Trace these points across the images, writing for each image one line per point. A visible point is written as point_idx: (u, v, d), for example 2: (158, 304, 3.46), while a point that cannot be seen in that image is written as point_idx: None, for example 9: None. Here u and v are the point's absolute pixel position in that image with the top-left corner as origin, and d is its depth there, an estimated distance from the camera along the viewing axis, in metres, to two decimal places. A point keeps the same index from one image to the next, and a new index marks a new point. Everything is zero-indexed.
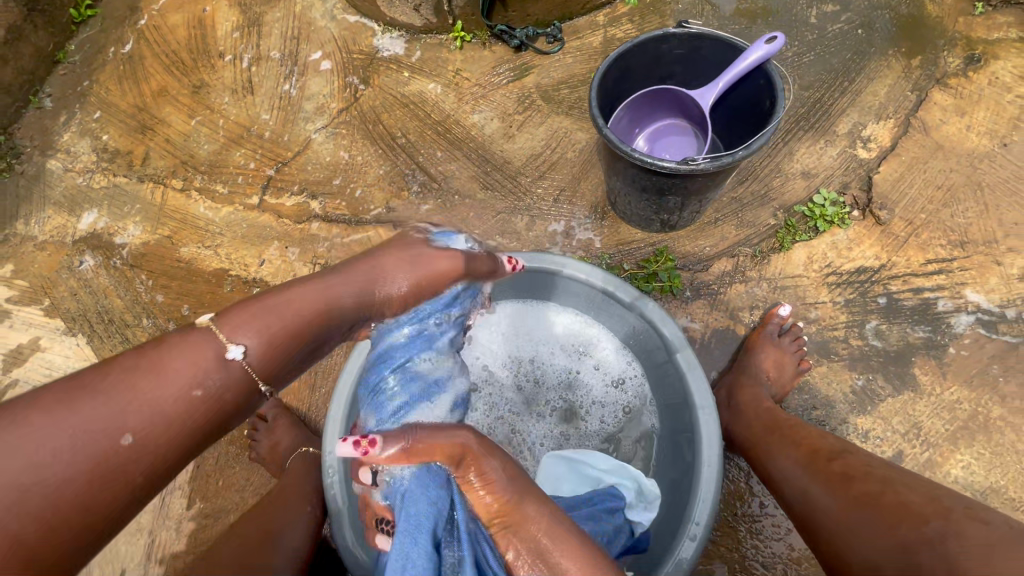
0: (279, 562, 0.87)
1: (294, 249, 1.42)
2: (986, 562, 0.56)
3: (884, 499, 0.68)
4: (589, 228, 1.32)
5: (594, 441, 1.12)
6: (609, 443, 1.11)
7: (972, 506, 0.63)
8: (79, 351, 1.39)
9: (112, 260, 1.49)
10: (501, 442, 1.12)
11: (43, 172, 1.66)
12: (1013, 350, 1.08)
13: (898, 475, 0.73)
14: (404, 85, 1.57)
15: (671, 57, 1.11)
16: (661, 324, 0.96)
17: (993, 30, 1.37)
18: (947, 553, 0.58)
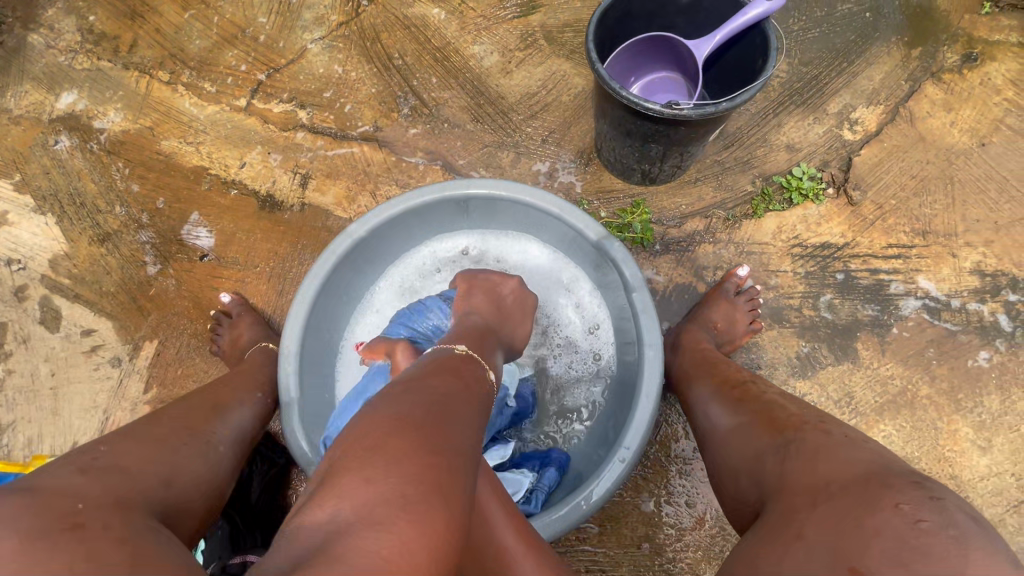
0: (221, 431, 0.94)
1: (277, 155, 1.40)
2: (812, 459, 0.63)
3: (762, 416, 0.78)
4: (573, 172, 1.33)
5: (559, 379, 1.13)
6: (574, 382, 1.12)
7: (827, 422, 0.70)
8: (47, 230, 1.37)
9: (89, 144, 1.46)
10: None
11: (24, 45, 1.59)
12: (952, 336, 1.13)
13: (787, 400, 0.82)
14: (407, 6, 1.53)
15: (675, 7, 1.11)
16: (623, 264, 0.99)
17: (995, 31, 1.38)
18: (786, 454, 0.67)
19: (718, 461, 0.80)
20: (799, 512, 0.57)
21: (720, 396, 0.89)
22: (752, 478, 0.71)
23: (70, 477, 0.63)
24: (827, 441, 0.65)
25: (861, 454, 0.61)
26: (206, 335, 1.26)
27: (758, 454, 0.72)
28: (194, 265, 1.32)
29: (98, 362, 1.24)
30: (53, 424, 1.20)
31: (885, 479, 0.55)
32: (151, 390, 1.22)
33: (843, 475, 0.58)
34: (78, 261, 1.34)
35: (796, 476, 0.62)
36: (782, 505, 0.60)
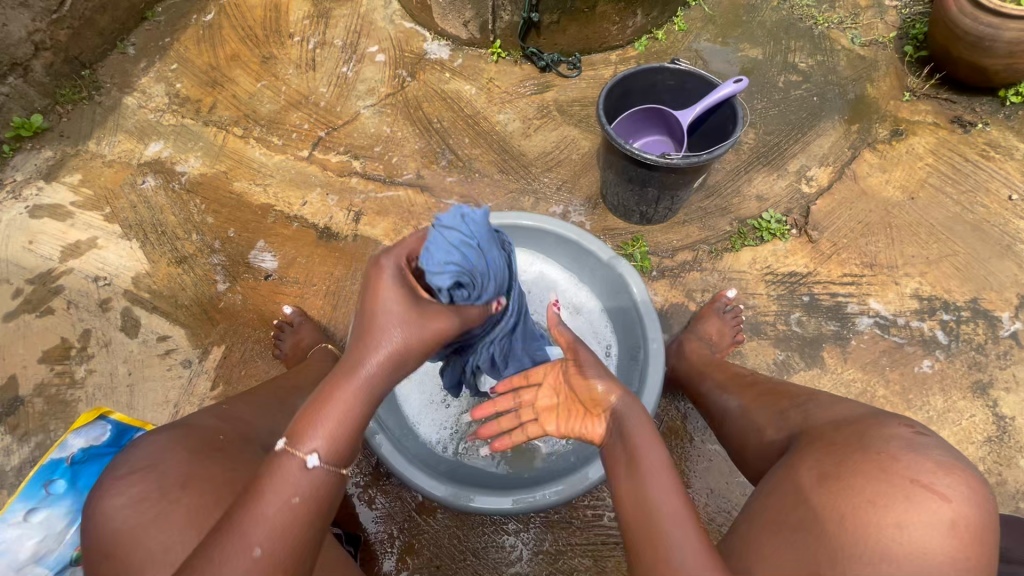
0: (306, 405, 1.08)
1: (334, 196, 1.67)
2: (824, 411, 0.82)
3: (771, 391, 0.98)
4: (583, 214, 1.61)
5: None
6: None
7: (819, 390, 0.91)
8: (131, 252, 1.59)
9: (171, 183, 1.72)
10: None
11: (119, 105, 1.89)
12: (899, 347, 1.37)
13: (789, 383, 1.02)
14: (444, 83, 1.88)
15: (664, 86, 1.44)
16: (628, 277, 1.24)
17: (915, 114, 1.75)
18: (801, 413, 0.86)
19: (742, 424, 0.97)
20: (824, 435, 0.75)
21: (727, 384, 1.08)
22: (774, 427, 0.89)
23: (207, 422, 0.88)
24: (833, 400, 0.85)
25: (856, 406, 0.81)
26: (268, 341, 1.45)
27: (779, 410, 0.91)
28: (259, 283, 1.54)
29: (171, 363, 1.42)
30: (128, 416, 1.36)
31: (880, 413, 0.74)
32: (216, 388, 1.39)
33: (855, 415, 0.77)
34: (157, 278, 1.55)
35: (817, 418, 0.81)
36: (807, 434, 0.79)
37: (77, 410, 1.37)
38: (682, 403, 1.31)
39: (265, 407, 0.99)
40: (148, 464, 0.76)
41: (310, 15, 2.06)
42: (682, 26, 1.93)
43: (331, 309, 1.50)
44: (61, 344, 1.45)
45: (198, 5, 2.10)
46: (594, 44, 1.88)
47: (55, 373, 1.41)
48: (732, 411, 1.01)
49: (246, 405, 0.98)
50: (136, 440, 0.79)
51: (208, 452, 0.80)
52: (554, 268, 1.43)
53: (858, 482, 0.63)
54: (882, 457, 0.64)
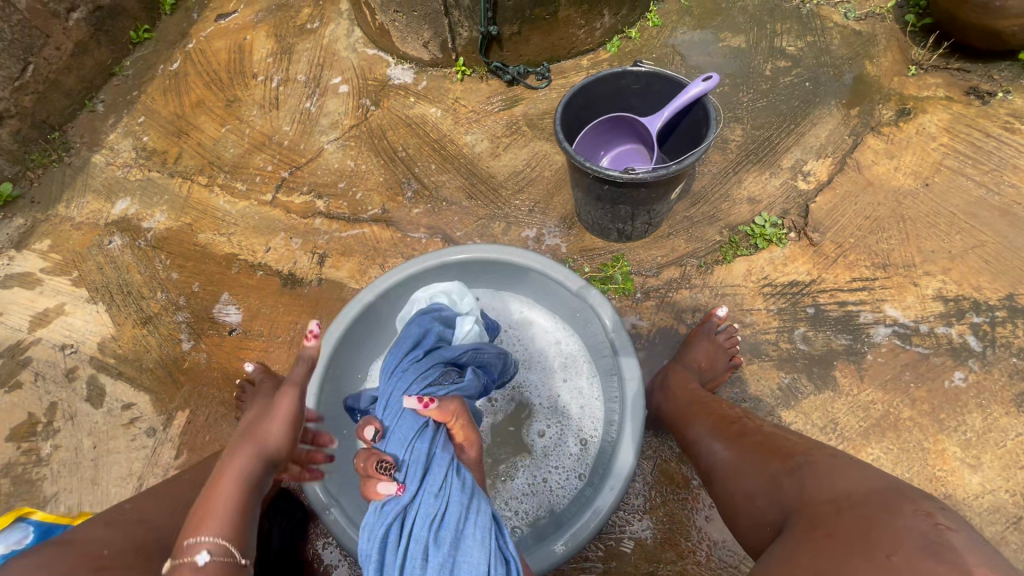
0: None
1: (298, 240, 1.60)
2: (827, 480, 0.65)
3: (767, 445, 0.81)
4: (558, 235, 1.49)
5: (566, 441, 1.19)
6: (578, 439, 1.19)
7: (830, 446, 0.74)
8: (98, 317, 1.55)
9: (137, 241, 1.68)
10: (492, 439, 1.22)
11: (88, 165, 1.87)
12: (924, 359, 1.20)
13: (787, 433, 0.85)
14: (409, 108, 1.79)
15: (630, 91, 1.31)
16: (600, 309, 1.12)
17: (924, 89, 1.57)
18: (800, 479, 0.69)
19: (728, 483, 0.82)
20: (823, 522, 0.59)
21: (719, 431, 0.92)
22: (770, 498, 0.72)
23: (98, 534, 0.78)
24: (838, 461, 0.68)
25: (870, 474, 0.64)
26: (232, 402, 1.39)
27: (774, 473, 0.74)
28: (224, 339, 1.48)
29: (135, 432, 1.37)
30: (92, 492, 1.31)
31: (898, 491, 0.58)
32: (181, 456, 1.34)
33: (865, 489, 0.61)
34: (122, 342, 1.51)
35: (816, 493, 0.65)
36: (803, 520, 0.62)
37: (42, 489, 1.33)
38: (675, 442, 1.17)
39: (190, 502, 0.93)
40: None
41: (273, 52, 2.01)
42: (657, 22, 1.79)
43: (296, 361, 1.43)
44: (28, 419, 1.42)
45: (164, 54, 2.08)
46: (563, 51, 1.77)
47: (21, 451, 1.38)
48: (720, 468, 0.86)
49: (164, 499, 0.91)
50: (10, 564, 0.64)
51: None
52: (536, 309, 1.30)
53: None
54: (892, 567, 0.49)
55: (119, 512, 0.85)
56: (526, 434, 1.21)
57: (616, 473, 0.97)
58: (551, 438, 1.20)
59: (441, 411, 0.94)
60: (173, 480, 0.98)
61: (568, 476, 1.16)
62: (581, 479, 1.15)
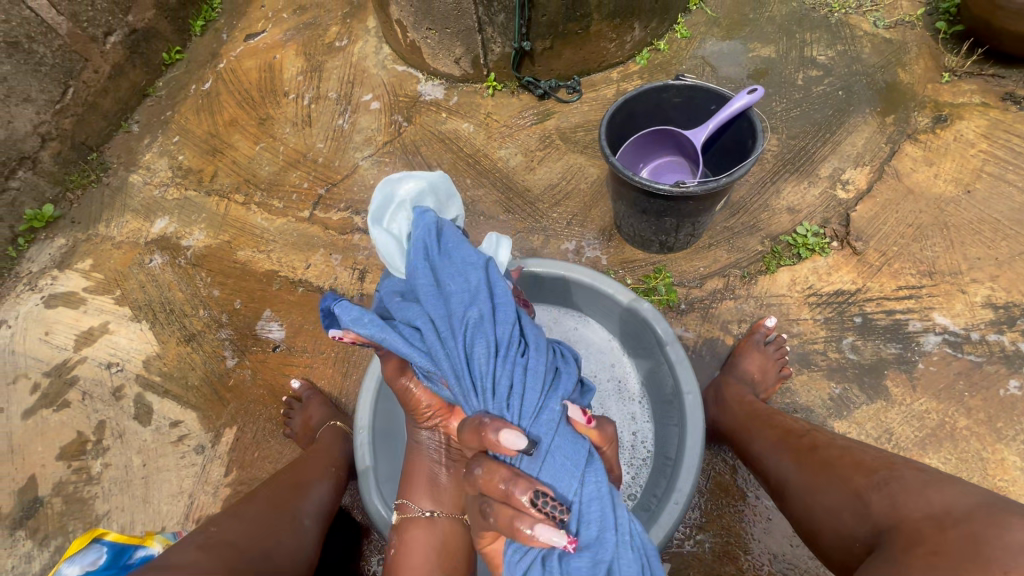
0: (307, 507, 1.02)
1: (337, 255, 1.61)
2: (923, 496, 0.66)
3: (842, 457, 0.81)
4: (598, 247, 1.49)
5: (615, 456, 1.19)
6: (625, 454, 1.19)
7: (912, 460, 0.74)
8: (142, 335, 1.57)
9: (178, 259, 1.70)
10: None
11: (125, 185, 1.90)
12: (977, 367, 1.20)
13: (857, 444, 0.85)
14: (441, 124, 1.81)
15: (670, 104, 1.32)
16: (653, 320, 1.12)
17: (958, 95, 1.57)
18: (890, 494, 0.69)
19: (806, 500, 0.82)
20: (927, 541, 0.60)
21: (786, 444, 0.92)
22: (856, 514, 0.72)
23: (193, 557, 0.76)
24: (930, 476, 0.68)
25: (967, 489, 0.64)
26: (280, 418, 1.40)
27: (858, 487, 0.74)
28: (268, 355, 1.49)
29: (184, 450, 1.39)
30: (144, 510, 1.33)
31: (1004, 507, 0.59)
32: (231, 473, 1.35)
33: (968, 506, 0.61)
34: (167, 359, 1.52)
35: (911, 511, 0.65)
36: (902, 539, 0.63)
37: (94, 507, 1.34)
38: (729, 454, 1.16)
39: (264, 524, 0.93)
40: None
41: (303, 70, 2.04)
42: (685, 33, 1.81)
43: (341, 377, 1.45)
44: (77, 438, 1.43)
45: (196, 74, 2.11)
46: (593, 64, 1.79)
47: (72, 469, 1.39)
48: (793, 483, 0.86)
49: (239, 522, 0.90)
50: None
51: None
52: (590, 326, 1.31)
53: None
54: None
55: (201, 535, 0.84)
56: None
57: (680, 487, 0.97)
58: None
59: (601, 432, 0.93)
60: (248, 497, 1.00)
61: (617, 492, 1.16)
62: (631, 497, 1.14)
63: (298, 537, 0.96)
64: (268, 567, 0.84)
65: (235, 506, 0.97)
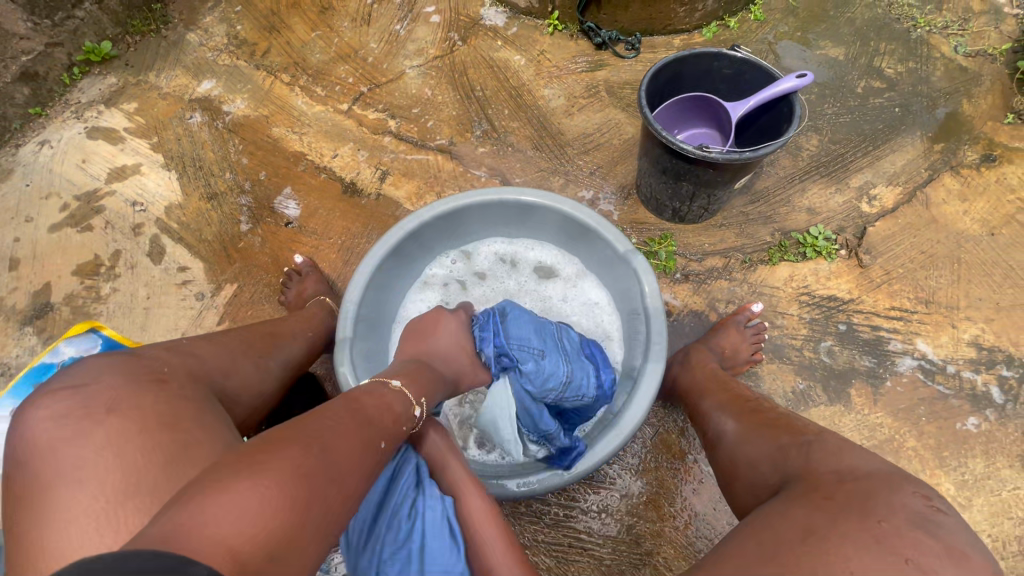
0: (277, 357, 1.05)
1: (364, 152, 1.66)
2: (834, 456, 0.75)
3: (777, 422, 0.90)
4: (612, 203, 1.52)
5: None
6: None
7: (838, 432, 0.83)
8: (169, 183, 1.65)
9: (216, 122, 1.75)
10: None
11: (182, 41, 1.92)
12: (942, 398, 1.22)
13: (797, 416, 0.93)
14: (494, 51, 1.80)
15: (720, 75, 1.31)
16: (642, 275, 1.16)
17: (1016, 139, 1.53)
18: (807, 452, 0.78)
19: (734, 452, 0.91)
20: (824, 487, 0.69)
21: (734, 408, 0.99)
22: (773, 465, 0.82)
23: (157, 353, 0.80)
24: (847, 443, 0.77)
25: (874, 457, 0.73)
26: (277, 286, 1.50)
27: (782, 445, 0.83)
28: (279, 229, 1.57)
29: (186, 294, 1.49)
30: (140, 337, 1.45)
31: (898, 475, 0.68)
32: (222, 324, 1.46)
33: (868, 469, 0.70)
34: (187, 211, 1.61)
35: (820, 466, 0.74)
36: (803, 485, 0.72)
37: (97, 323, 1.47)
38: (680, 415, 1.22)
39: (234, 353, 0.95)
40: (79, 382, 0.68)
41: None
42: (759, 16, 1.76)
43: (341, 264, 1.53)
44: (94, 261, 1.54)
45: None
46: (658, 25, 1.75)
47: (84, 286, 1.51)
48: (727, 437, 0.94)
49: (211, 343, 0.92)
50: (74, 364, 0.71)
51: (145, 385, 0.69)
52: (592, 283, 1.34)
53: (845, 546, 0.58)
54: (882, 529, 0.58)
55: (174, 342, 0.86)
56: None
57: (623, 423, 1.04)
58: None
59: None
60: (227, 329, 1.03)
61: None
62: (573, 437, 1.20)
63: (264, 375, 0.99)
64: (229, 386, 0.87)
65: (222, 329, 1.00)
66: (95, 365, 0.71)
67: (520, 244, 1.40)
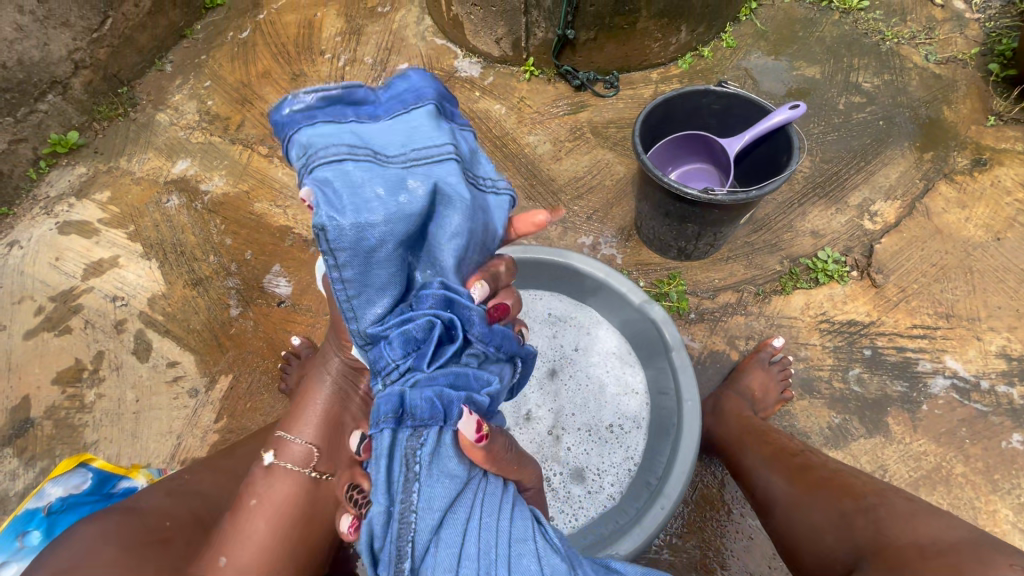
0: None
1: None
2: (909, 527, 0.68)
3: (832, 481, 0.83)
4: (614, 246, 1.48)
5: (601, 460, 1.18)
6: (613, 458, 1.18)
7: (904, 492, 0.76)
8: (151, 273, 1.57)
9: (194, 203, 1.69)
10: (529, 444, 1.21)
11: (152, 122, 1.87)
12: (981, 416, 1.18)
13: (852, 471, 0.87)
14: (473, 102, 1.78)
15: (709, 110, 1.30)
16: (662, 325, 1.11)
17: (1002, 140, 1.54)
18: (877, 520, 0.72)
19: (790, 518, 0.84)
20: (909, 566, 0.63)
21: (779, 463, 0.93)
22: (840, 536, 0.75)
23: (157, 503, 0.80)
24: (918, 509, 0.71)
25: (954, 525, 0.66)
26: (275, 372, 1.42)
27: (844, 511, 0.77)
28: (272, 309, 1.50)
29: (178, 391, 1.40)
30: (131, 445, 1.35)
31: (989, 546, 0.61)
32: (220, 420, 1.37)
33: (950, 541, 0.63)
34: (172, 301, 1.53)
35: (896, 538, 0.68)
36: (884, 566, 0.65)
37: (84, 435, 1.36)
38: (718, 468, 1.16)
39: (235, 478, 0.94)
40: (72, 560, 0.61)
41: (342, 31, 1.98)
42: (732, 43, 1.77)
43: None
44: (75, 366, 1.45)
45: (234, 22, 2.04)
46: (634, 61, 1.75)
47: (66, 395, 1.41)
48: (779, 502, 0.88)
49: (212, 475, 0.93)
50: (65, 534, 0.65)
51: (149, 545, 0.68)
52: (603, 330, 1.29)
53: None
54: None
55: (167, 485, 0.87)
56: (561, 443, 1.20)
57: (668, 493, 0.96)
58: (590, 453, 1.19)
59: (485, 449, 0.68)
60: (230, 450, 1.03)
61: (594, 495, 1.15)
62: (610, 502, 1.14)
63: None
64: None
65: (223, 455, 1.00)
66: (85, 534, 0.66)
67: (525, 294, 1.33)
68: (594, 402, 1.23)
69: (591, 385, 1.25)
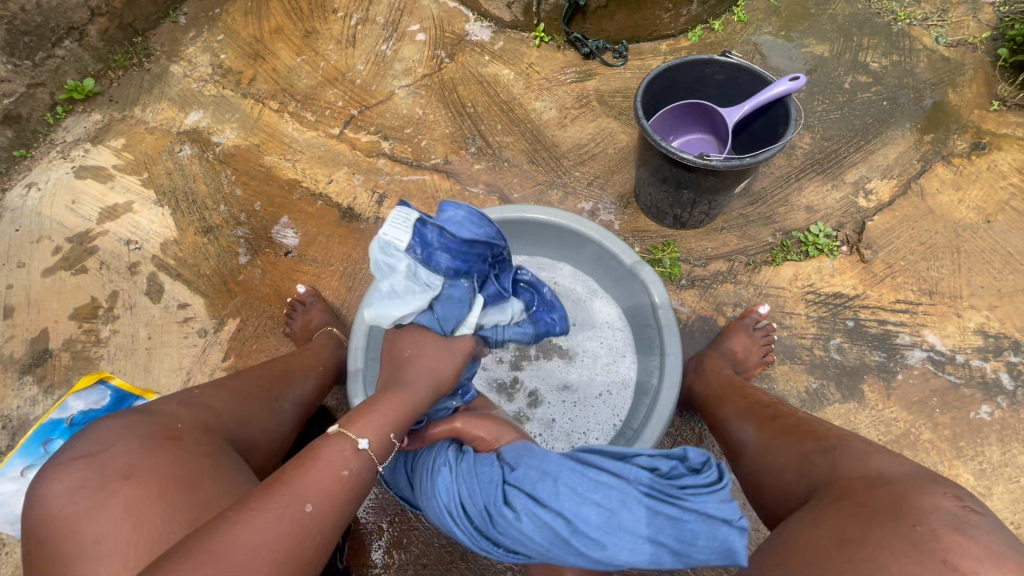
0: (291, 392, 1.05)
1: (360, 176, 1.65)
2: (860, 461, 0.76)
3: (799, 428, 0.91)
4: (612, 212, 1.52)
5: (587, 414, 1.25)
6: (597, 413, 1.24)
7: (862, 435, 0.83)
8: (163, 219, 1.63)
9: (206, 153, 1.73)
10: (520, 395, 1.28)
11: (166, 73, 1.90)
12: (953, 388, 1.23)
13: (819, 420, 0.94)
14: (483, 66, 1.80)
15: (712, 81, 1.32)
16: (651, 286, 1.16)
17: (1002, 126, 1.55)
18: (833, 457, 0.79)
19: (758, 461, 0.91)
20: (855, 495, 0.70)
21: (753, 415, 1.00)
22: (799, 473, 0.82)
23: (170, 410, 0.83)
24: (872, 448, 0.78)
25: (902, 461, 0.74)
26: (281, 318, 1.48)
27: (805, 453, 0.84)
28: (279, 259, 1.56)
29: (188, 331, 1.47)
30: (144, 378, 1.43)
31: (928, 477, 0.68)
32: (228, 360, 1.44)
33: (896, 472, 0.71)
34: (184, 246, 1.58)
35: (847, 472, 0.75)
36: (833, 492, 0.73)
37: (99, 367, 1.44)
38: (698, 423, 1.23)
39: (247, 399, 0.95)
40: (94, 449, 0.73)
41: None
42: (743, 17, 1.77)
43: (344, 291, 1.52)
44: (90, 303, 1.51)
45: None
46: (644, 32, 1.76)
47: (82, 330, 1.48)
48: (748, 449, 0.95)
49: (226, 390, 0.94)
50: (86, 429, 0.76)
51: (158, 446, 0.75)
52: (599, 298, 1.34)
53: (882, 557, 0.59)
54: (917, 534, 0.59)
55: (184, 394, 0.89)
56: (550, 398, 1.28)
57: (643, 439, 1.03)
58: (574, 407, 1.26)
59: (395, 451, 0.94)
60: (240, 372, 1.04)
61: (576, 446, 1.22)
62: None
63: (278, 417, 0.99)
64: (241, 435, 0.89)
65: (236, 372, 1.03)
66: (106, 432, 0.76)
67: (525, 255, 1.39)
68: (582, 366, 1.30)
69: (583, 351, 1.31)
